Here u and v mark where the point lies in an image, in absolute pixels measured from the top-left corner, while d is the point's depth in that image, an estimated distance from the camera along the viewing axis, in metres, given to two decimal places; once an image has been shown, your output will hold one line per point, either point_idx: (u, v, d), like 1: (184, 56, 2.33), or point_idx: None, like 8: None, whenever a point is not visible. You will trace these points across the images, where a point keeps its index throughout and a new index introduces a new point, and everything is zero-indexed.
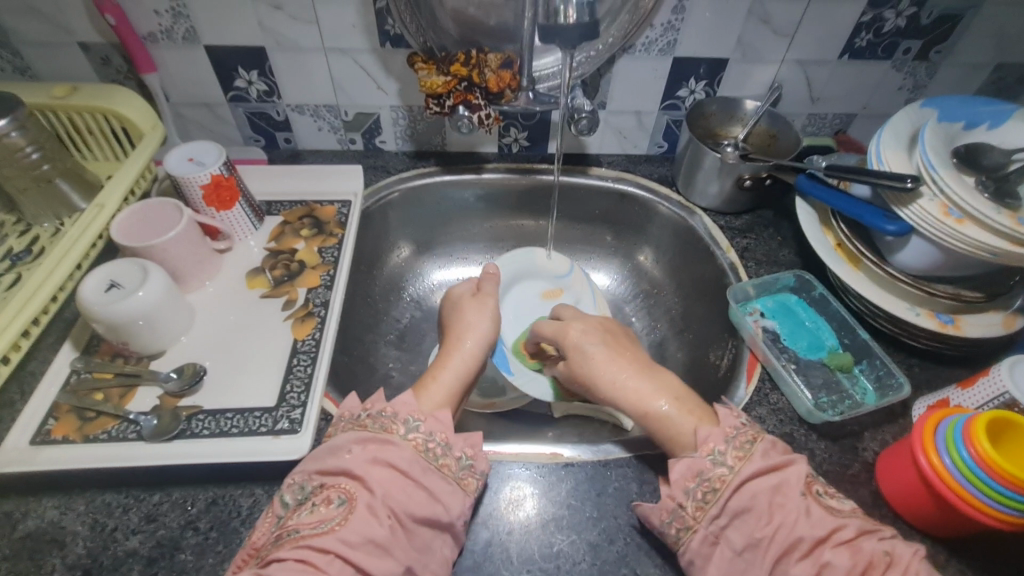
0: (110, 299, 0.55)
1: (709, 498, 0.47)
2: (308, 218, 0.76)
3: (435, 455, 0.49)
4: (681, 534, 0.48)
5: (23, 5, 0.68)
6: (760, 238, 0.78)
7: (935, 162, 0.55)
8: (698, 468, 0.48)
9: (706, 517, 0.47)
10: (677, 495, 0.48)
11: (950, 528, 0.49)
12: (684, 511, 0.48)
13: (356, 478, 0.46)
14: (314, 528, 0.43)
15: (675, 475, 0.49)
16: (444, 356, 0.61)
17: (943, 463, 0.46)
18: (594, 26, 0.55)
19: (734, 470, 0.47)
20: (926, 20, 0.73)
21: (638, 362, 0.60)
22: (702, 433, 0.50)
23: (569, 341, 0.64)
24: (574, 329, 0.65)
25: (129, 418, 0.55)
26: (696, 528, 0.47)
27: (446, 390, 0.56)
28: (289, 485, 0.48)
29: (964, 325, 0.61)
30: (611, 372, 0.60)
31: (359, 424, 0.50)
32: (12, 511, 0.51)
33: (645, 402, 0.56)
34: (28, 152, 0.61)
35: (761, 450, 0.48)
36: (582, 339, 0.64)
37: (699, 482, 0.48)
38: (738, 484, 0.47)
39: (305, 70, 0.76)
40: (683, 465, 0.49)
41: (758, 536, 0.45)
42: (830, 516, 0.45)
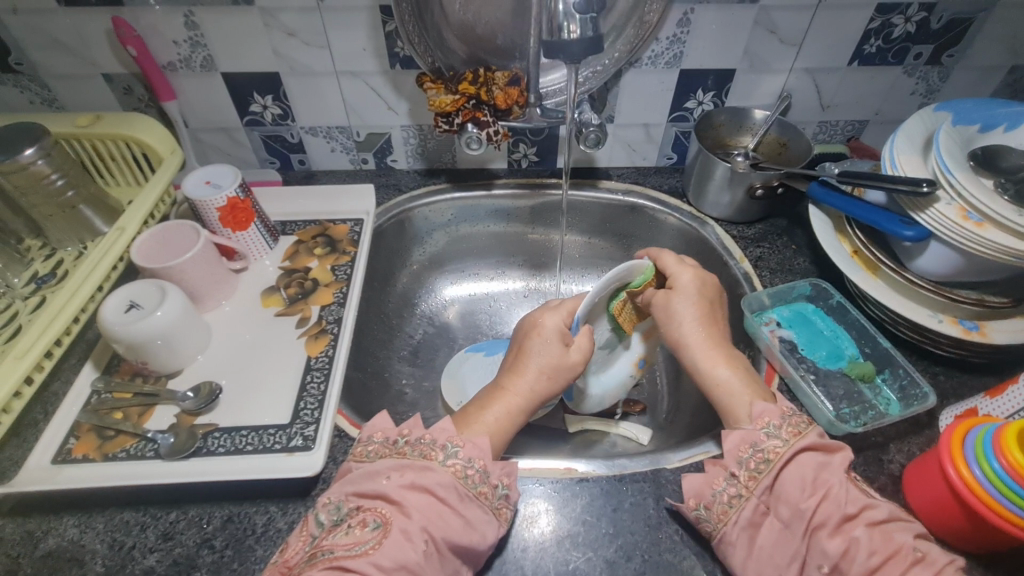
0: (130, 319, 0.56)
1: (762, 468, 0.47)
2: (321, 237, 0.77)
3: (473, 482, 0.48)
4: (733, 502, 0.47)
5: (52, 40, 0.71)
6: (773, 247, 0.77)
7: (950, 165, 0.54)
8: (751, 440, 0.48)
9: (759, 486, 0.47)
10: (731, 462, 0.48)
11: (985, 543, 0.47)
12: (737, 479, 0.48)
13: (392, 503, 0.46)
14: (348, 551, 0.43)
15: (726, 445, 0.49)
16: (505, 381, 0.58)
17: (974, 476, 0.45)
18: (597, 40, 0.56)
19: (789, 443, 0.47)
20: (936, 24, 0.73)
21: (720, 333, 0.58)
22: (758, 406, 0.50)
23: (680, 281, 0.60)
24: (687, 275, 0.60)
25: (147, 437, 0.56)
26: (748, 496, 0.47)
27: (489, 425, 0.54)
28: (324, 504, 0.48)
29: (990, 331, 0.59)
30: (692, 326, 0.57)
31: (399, 450, 0.50)
32: (34, 530, 0.51)
33: (710, 357, 0.56)
34: (54, 179, 0.63)
35: (815, 429, 0.48)
36: (693, 291, 0.59)
37: (752, 452, 0.48)
38: (791, 457, 0.47)
39: (318, 93, 0.78)
40: (735, 436, 0.49)
41: (803, 508, 0.44)
42: (863, 496, 0.45)
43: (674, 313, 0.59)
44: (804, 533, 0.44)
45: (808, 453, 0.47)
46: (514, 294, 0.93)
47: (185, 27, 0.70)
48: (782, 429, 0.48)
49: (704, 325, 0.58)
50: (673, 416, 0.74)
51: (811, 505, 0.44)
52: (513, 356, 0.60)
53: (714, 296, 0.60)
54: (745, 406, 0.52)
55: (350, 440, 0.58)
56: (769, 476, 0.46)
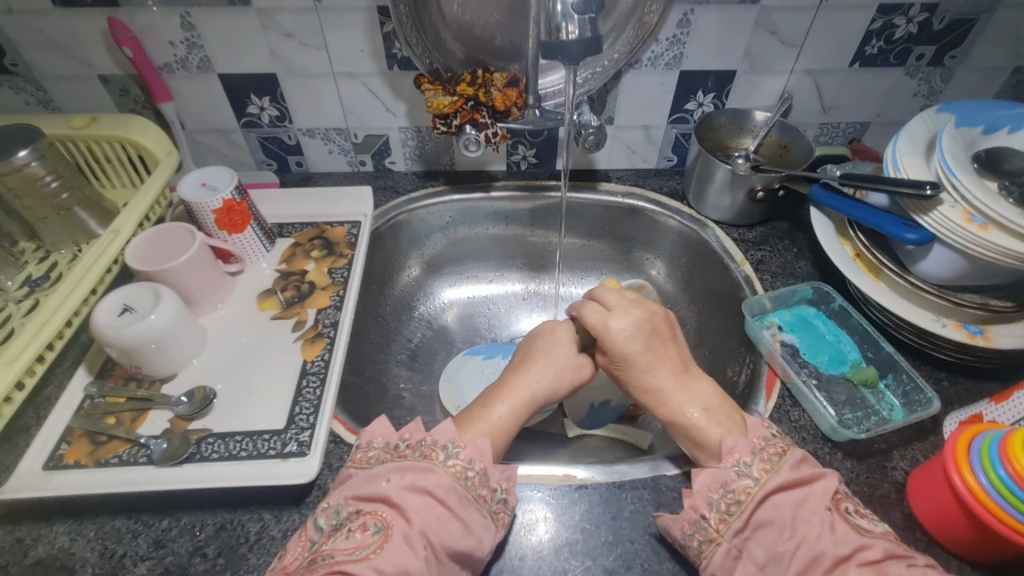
0: (123, 323, 0.55)
1: (732, 510, 0.46)
2: (318, 239, 0.77)
3: (473, 484, 0.48)
4: (704, 547, 0.46)
5: (47, 41, 0.70)
6: (775, 250, 0.76)
7: (954, 167, 0.54)
8: (723, 479, 0.47)
9: (729, 531, 0.45)
10: (699, 505, 0.47)
11: (991, 553, 0.46)
12: (706, 523, 0.47)
13: (393, 506, 0.45)
14: (348, 555, 0.42)
15: (697, 484, 0.48)
16: (512, 381, 0.58)
17: (979, 483, 0.44)
18: (597, 41, 0.55)
19: (761, 482, 0.46)
20: (938, 25, 0.72)
21: (675, 369, 0.57)
22: (728, 441, 0.49)
23: (611, 340, 0.58)
24: (617, 329, 0.58)
25: (140, 442, 0.55)
26: (719, 541, 0.46)
27: (493, 425, 0.53)
28: (324, 508, 0.47)
29: (995, 336, 0.58)
30: (649, 374, 0.56)
31: (399, 454, 0.50)
32: (24, 537, 0.50)
33: (674, 401, 0.55)
34: (48, 181, 0.62)
35: (789, 463, 0.47)
36: (626, 344, 0.57)
37: (722, 493, 0.47)
38: (762, 498, 0.45)
39: (316, 95, 0.78)
40: (706, 474, 0.48)
41: (780, 550, 0.43)
42: (854, 533, 0.43)
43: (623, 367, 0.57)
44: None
45: (781, 492, 0.46)
46: (513, 297, 0.92)
47: (182, 28, 0.70)
48: (754, 467, 0.47)
49: (658, 369, 0.57)
50: None
51: (788, 548, 0.43)
52: (522, 355, 0.62)
53: (657, 337, 0.58)
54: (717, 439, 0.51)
55: (346, 447, 0.57)
56: (741, 518, 0.45)
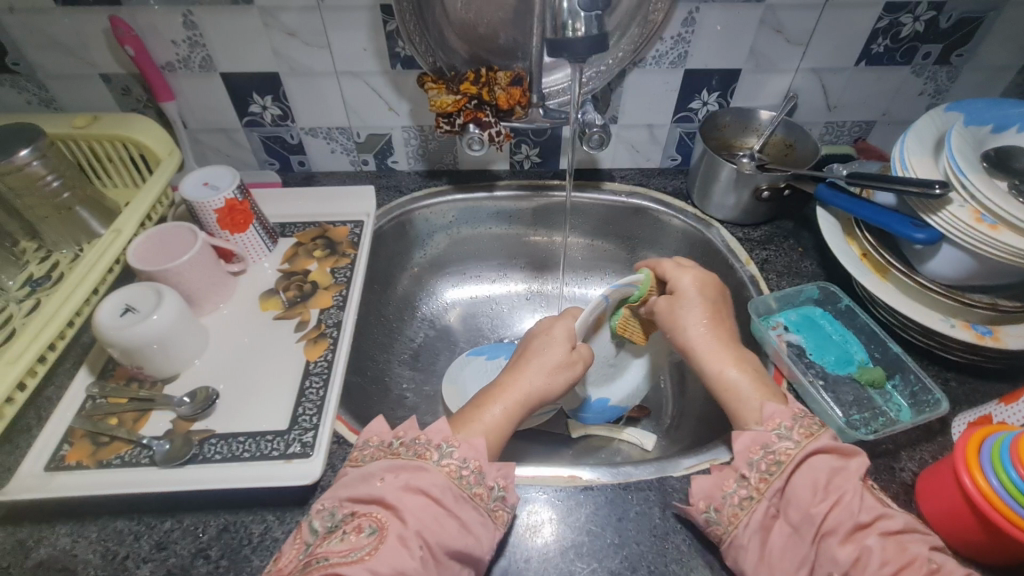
0: (125, 323, 0.55)
1: (773, 470, 0.46)
2: (321, 239, 0.76)
3: (469, 484, 0.47)
4: (744, 505, 0.46)
5: (49, 40, 0.70)
6: (780, 249, 0.76)
7: (963, 166, 0.53)
8: (763, 441, 0.48)
9: (769, 489, 0.46)
10: (740, 465, 0.47)
11: (1000, 555, 0.45)
12: (747, 482, 0.47)
13: (388, 507, 0.45)
14: (343, 558, 0.42)
15: (737, 445, 0.48)
16: (505, 382, 0.57)
17: (990, 485, 0.43)
18: (603, 39, 0.55)
19: (801, 443, 0.47)
20: (945, 24, 0.71)
21: (727, 332, 0.58)
22: (769, 408, 0.50)
23: (679, 288, 0.61)
24: (688, 279, 0.61)
25: (142, 443, 0.54)
26: (758, 499, 0.46)
27: (488, 425, 0.53)
28: (319, 511, 0.47)
29: (1004, 336, 0.58)
30: (697, 328, 0.57)
31: (391, 451, 0.49)
32: (25, 539, 0.50)
33: (717, 357, 0.55)
34: (49, 180, 0.62)
35: (829, 432, 0.48)
36: (696, 292, 0.60)
37: (763, 453, 0.47)
38: (803, 458, 0.46)
39: (318, 94, 0.77)
40: (747, 436, 0.48)
41: (814, 512, 0.43)
42: (879, 504, 0.44)
43: (677, 319, 0.59)
44: (813, 538, 0.43)
45: (821, 456, 0.46)
46: (516, 297, 0.92)
47: (184, 26, 0.69)
48: (795, 429, 0.48)
49: (709, 327, 0.58)
50: (678, 422, 0.73)
51: (822, 509, 0.43)
52: (517, 355, 0.61)
53: (716, 298, 0.60)
54: (752, 408, 0.51)
55: (348, 446, 0.57)
56: (780, 479, 0.45)
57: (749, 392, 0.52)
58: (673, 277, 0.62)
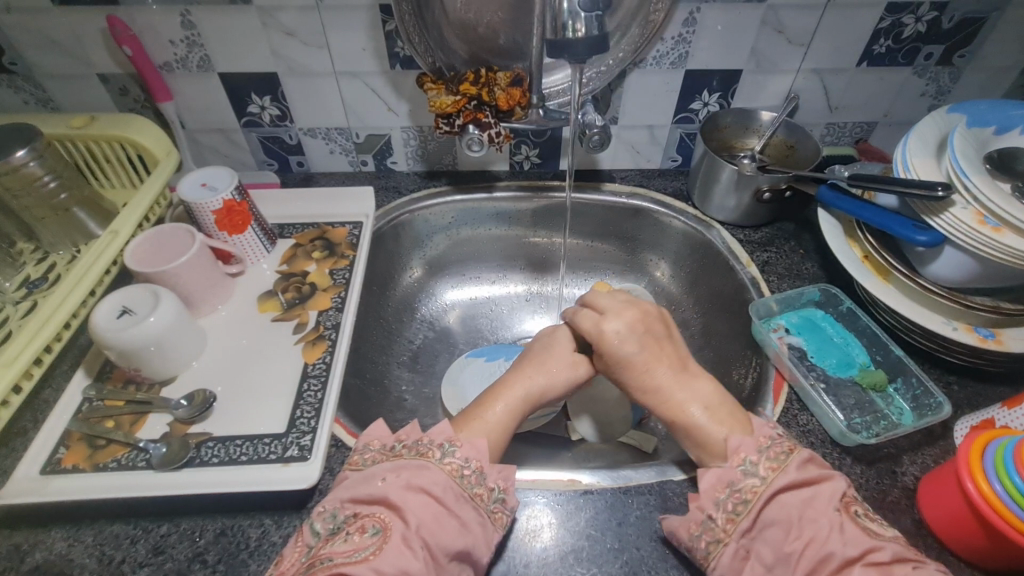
0: (122, 325, 0.55)
1: (740, 509, 0.45)
2: (319, 240, 0.76)
3: (470, 484, 0.47)
4: (712, 548, 0.46)
5: (46, 39, 0.69)
6: (781, 251, 0.76)
7: (966, 167, 0.53)
8: (728, 478, 0.47)
9: (737, 530, 0.45)
10: (707, 505, 0.47)
11: (1003, 560, 0.45)
12: (715, 523, 0.46)
13: (392, 507, 0.44)
14: (348, 558, 0.41)
15: (703, 484, 0.48)
16: (508, 380, 0.57)
17: (993, 490, 0.43)
18: (603, 39, 0.54)
19: (767, 479, 0.46)
20: (947, 24, 0.71)
21: (675, 365, 0.56)
22: (734, 440, 0.49)
23: (608, 341, 0.57)
24: (611, 330, 0.57)
25: (139, 446, 0.54)
26: (726, 542, 0.45)
27: (490, 424, 0.53)
28: (319, 513, 0.46)
29: (1006, 339, 0.58)
30: (645, 371, 0.55)
31: (393, 454, 0.49)
32: (21, 543, 0.50)
33: (673, 396, 0.54)
34: (46, 181, 0.62)
35: (796, 460, 0.46)
36: (624, 344, 0.57)
37: (729, 492, 0.46)
38: (769, 496, 0.45)
39: (317, 94, 0.77)
40: (712, 474, 0.48)
41: (788, 550, 0.42)
42: (866, 536, 0.42)
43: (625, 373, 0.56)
44: None
45: (789, 492, 0.45)
46: (516, 299, 0.92)
47: (182, 26, 0.69)
48: (760, 466, 0.47)
49: (654, 367, 0.55)
50: None
51: (796, 547, 0.42)
52: (521, 358, 0.61)
53: (651, 338, 0.57)
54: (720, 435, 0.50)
55: (346, 450, 0.57)
56: (748, 517, 0.45)
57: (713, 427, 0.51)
58: (596, 337, 0.58)
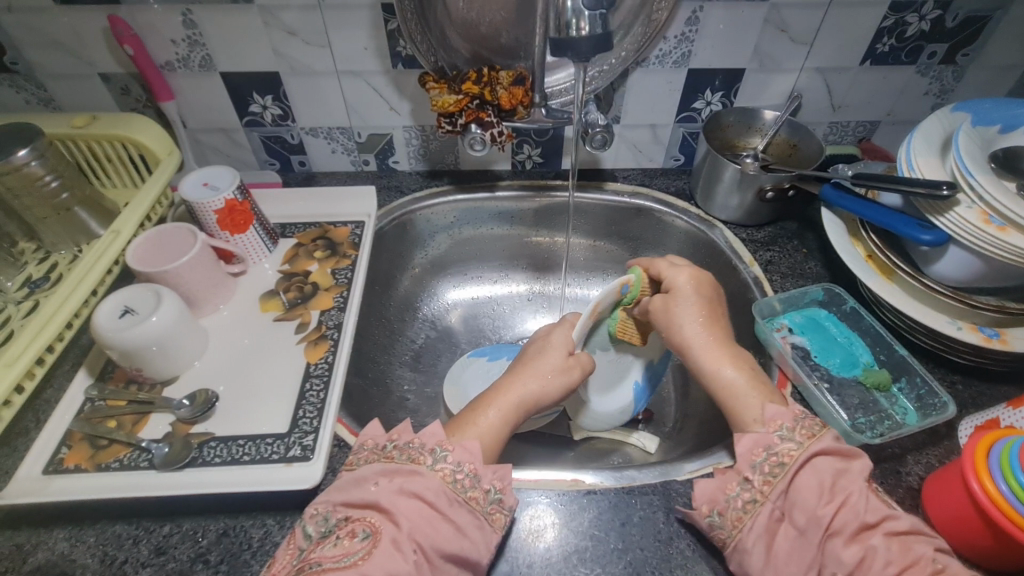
0: (124, 325, 0.54)
1: (776, 472, 0.45)
2: (321, 239, 0.76)
3: (464, 487, 0.47)
4: (748, 508, 0.45)
5: (47, 39, 0.69)
6: (784, 250, 0.75)
7: (971, 167, 0.52)
8: (766, 442, 0.47)
9: (772, 492, 0.45)
10: (742, 467, 0.47)
11: (1007, 560, 0.45)
12: (750, 484, 0.46)
13: (382, 511, 0.45)
14: (337, 562, 0.42)
15: (740, 447, 0.47)
16: (502, 385, 0.57)
17: (999, 491, 0.43)
18: (607, 38, 0.54)
19: (803, 445, 0.46)
20: (951, 23, 0.71)
21: (723, 332, 0.57)
22: (770, 409, 0.49)
23: (676, 289, 0.59)
24: (684, 280, 0.59)
25: (140, 446, 0.54)
26: (762, 502, 0.45)
27: (482, 429, 0.52)
28: (312, 516, 0.46)
29: (1011, 339, 0.57)
30: (693, 327, 0.56)
31: (386, 455, 0.49)
32: (23, 543, 0.49)
33: (714, 355, 0.54)
34: (48, 180, 0.62)
35: (831, 433, 0.47)
36: (691, 293, 0.58)
37: (766, 455, 0.46)
38: (806, 461, 0.45)
39: (319, 94, 0.77)
40: (749, 438, 0.47)
41: (820, 515, 0.43)
42: (884, 505, 0.44)
43: (674, 320, 0.57)
44: (819, 539, 0.42)
45: (824, 457, 0.45)
46: (518, 298, 0.91)
47: (183, 25, 0.69)
48: (798, 430, 0.47)
49: (704, 325, 0.56)
50: (681, 425, 0.72)
51: (830, 511, 0.43)
52: (517, 360, 0.61)
53: (712, 299, 0.59)
54: (752, 404, 0.50)
55: (348, 450, 0.57)
56: (784, 480, 0.45)
57: (748, 389, 0.51)
58: (670, 278, 0.60)
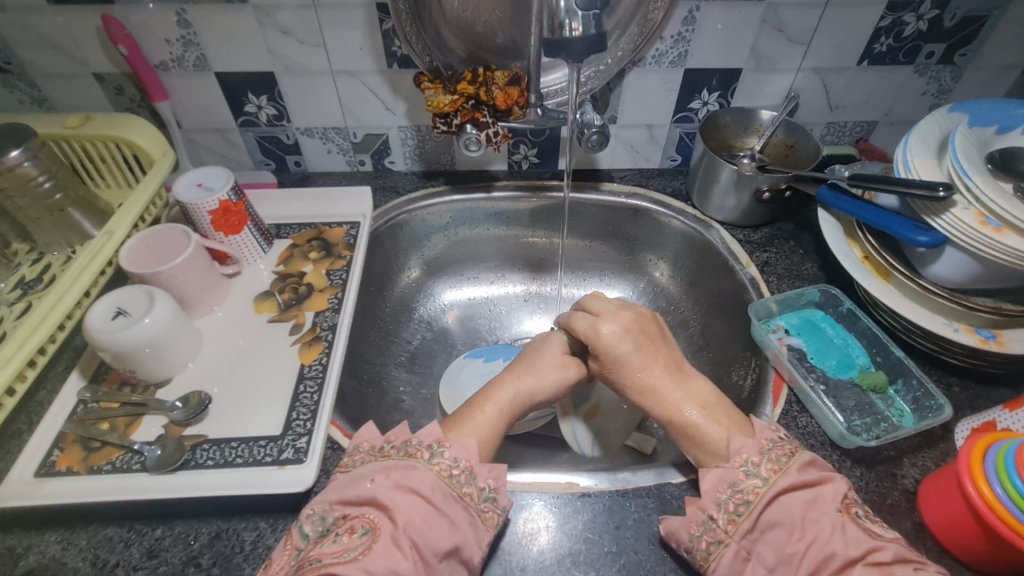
0: (117, 326, 0.54)
1: (741, 510, 0.45)
2: (317, 240, 0.76)
3: (458, 483, 0.47)
4: (713, 548, 0.45)
5: (41, 38, 0.69)
6: (781, 251, 0.75)
7: (968, 168, 0.52)
8: (730, 478, 0.47)
9: (738, 531, 0.45)
10: (708, 506, 0.46)
11: (1003, 564, 0.45)
12: (715, 523, 0.46)
13: (380, 507, 0.44)
14: (337, 558, 0.41)
15: (704, 485, 0.47)
16: (497, 383, 0.57)
17: (994, 493, 0.43)
18: (601, 38, 0.54)
19: (767, 481, 0.46)
20: (949, 23, 0.71)
21: (668, 365, 0.56)
22: (736, 442, 0.48)
23: (603, 344, 0.57)
24: (609, 333, 0.57)
25: (133, 449, 0.54)
26: (727, 542, 0.45)
27: (479, 426, 0.52)
28: (307, 517, 0.46)
29: (1007, 341, 0.57)
30: (642, 372, 0.56)
31: (382, 454, 0.49)
32: (14, 546, 0.49)
33: (670, 400, 0.54)
34: (41, 181, 0.61)
35: (797, 463, 0.47)
36: (618, 344, 0.57)
37: (730, 493, 0.46)
38: (771, 497, 0.45)
39: (314, 93, 0.76)
40: (714, 474, 0.48)
41: (790, 551, 0.43)
42: (866, 536, 0.42)
43: (620, 373, 0.57)
44: None
45: (791, 493, 0.45)
46: (514, 299, 0.91)
47: (177, 25, 0.68)
48: (761, 466, 0.47)
49: (650, 368, 0.56)
50: None
51: (798, 549, 0.42)
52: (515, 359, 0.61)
53: (646, 337, 0.58)
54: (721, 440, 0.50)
55: (342, 452, 0.56)
56: (749, 518, 0.45)
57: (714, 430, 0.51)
58: (592, 338, 0.58)
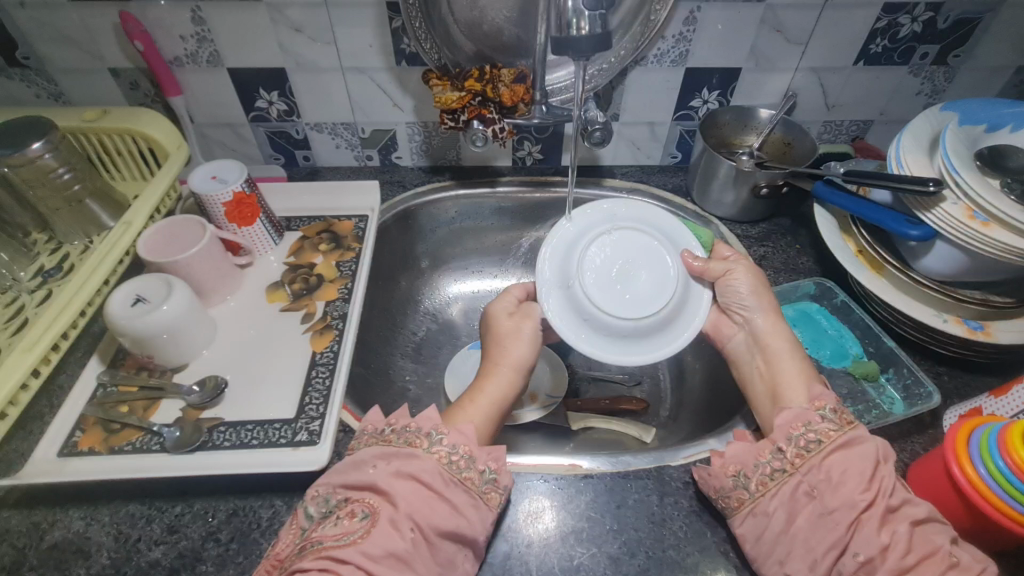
0: (136, 313, 0.56)
1: (811, 447, 0.49)
2: (326, 233, 0.78)
3: (458, 468, 0.49)
4: (777, 476, 0.49)
5: (58, 34, 0.71)
6: (778, 246, 0.77)
7: (957, 164, 0.54)
8: (805, 419, 0.51)
9: (807, 464, 0.48)
10: (778, 438, 0.51)
11: (987, 541, 0.47)
12: (783, 454, 0.50)
13: (380, 493, 0.47)
14: (336, 540, 0.43)
15: (779, 420, 0.51)
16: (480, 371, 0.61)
17: (978, 474, 0.45)
18: (606, 37, 0.56)
19: (842, 428, 0.49)
20: (943, 24, 0.73)
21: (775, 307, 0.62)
22: (815, 390, 0.53)
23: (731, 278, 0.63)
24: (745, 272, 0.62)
25: (152, 430, 0.56)
26: (792, 473, 0.48)
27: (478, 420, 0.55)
28: (313, 497, 0.48)
29: (995, 331, 0.59)
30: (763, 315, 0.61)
31: (382, 438, 0.51)
32: (40, 521, 0.51)
33: (773, 339, 0.59)
34: (61, 172, 0.63)
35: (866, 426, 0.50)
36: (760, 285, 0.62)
37: (805, 430, 0.50)
38: (844, 443, 0.48)
39: (325, 90, 0.78)
40: (790, 414, 0.52)
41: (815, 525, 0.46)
42: (908, 493, 0.47)
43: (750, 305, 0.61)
44: (848, 523, 0.45)
45: (863, 445, 0.48)
46: None
47: (192, 22, 0.70)
48: (837, 415, 0.50)
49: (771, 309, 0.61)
50: (677, 414, 0.75)
51: (865, 498, 0.45)
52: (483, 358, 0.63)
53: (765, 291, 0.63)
54: (795, 389, 0.55)
55: (352, 435, 0.58)
56: (818, 455, 0.48)
57: (793, 375, 0.56)
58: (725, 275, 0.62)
